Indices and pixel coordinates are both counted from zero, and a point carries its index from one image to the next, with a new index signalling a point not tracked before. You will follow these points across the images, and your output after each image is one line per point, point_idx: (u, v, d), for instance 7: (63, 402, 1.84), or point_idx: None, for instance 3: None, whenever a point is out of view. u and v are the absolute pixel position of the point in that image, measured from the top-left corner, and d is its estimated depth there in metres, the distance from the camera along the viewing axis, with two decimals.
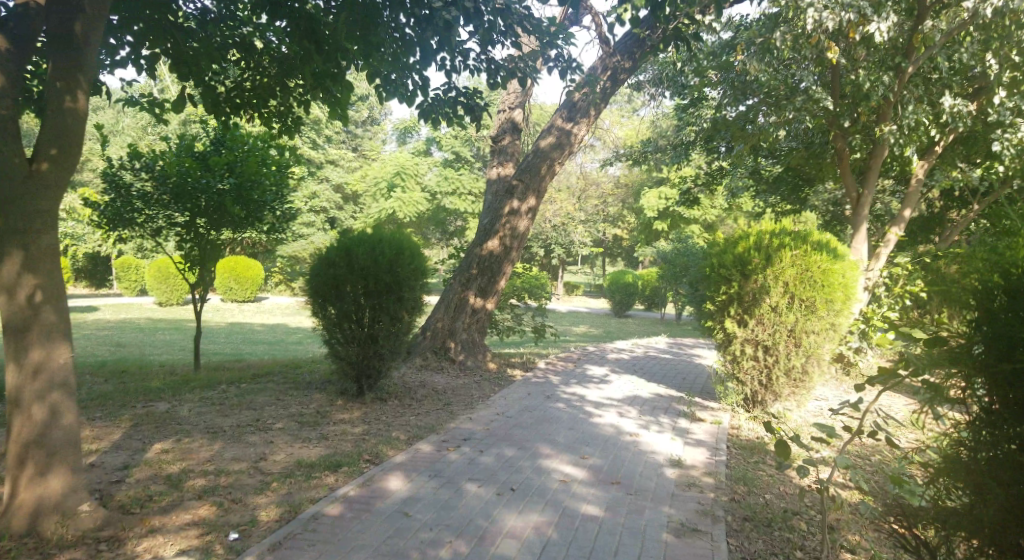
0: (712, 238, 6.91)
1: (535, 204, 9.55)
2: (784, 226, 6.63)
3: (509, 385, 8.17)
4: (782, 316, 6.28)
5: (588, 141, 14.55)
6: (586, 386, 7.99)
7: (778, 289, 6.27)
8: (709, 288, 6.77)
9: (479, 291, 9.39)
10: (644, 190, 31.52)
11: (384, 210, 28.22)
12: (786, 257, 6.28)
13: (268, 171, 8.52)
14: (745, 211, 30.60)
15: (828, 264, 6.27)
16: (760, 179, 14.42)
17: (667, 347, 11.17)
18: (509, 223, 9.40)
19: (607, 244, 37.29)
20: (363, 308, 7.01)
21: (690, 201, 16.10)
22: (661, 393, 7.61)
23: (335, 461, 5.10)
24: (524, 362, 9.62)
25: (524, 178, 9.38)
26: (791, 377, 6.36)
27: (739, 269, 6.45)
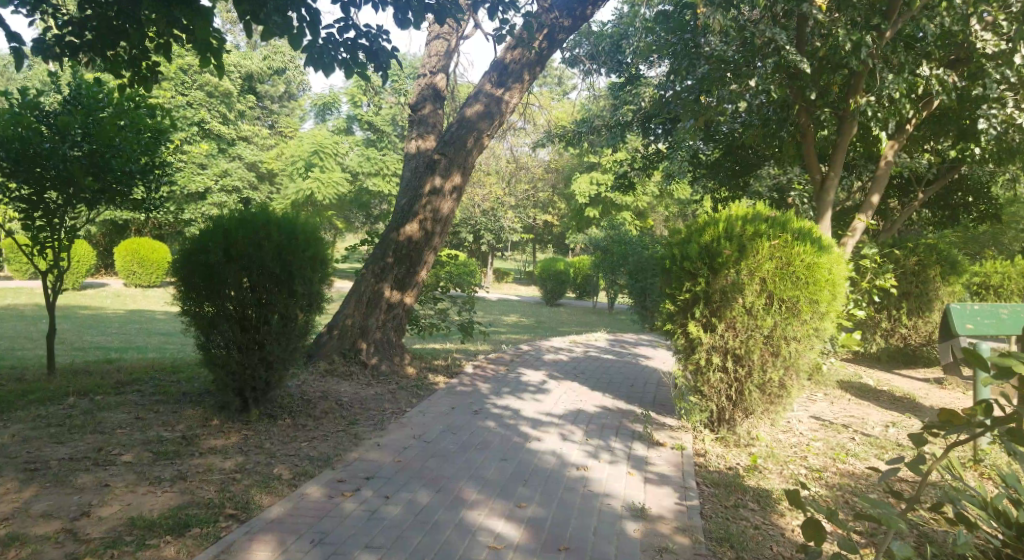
0: (673, 225, 5.89)
1: (460, 184, 8.25)
2: (758, 211, 5.63)
3: (432, 397, 6.97)
4: (758, 320, 5.33)
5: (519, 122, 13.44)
6: (519, 398, 6.84)
7: (753, 288, 5.31)
8: (669, 283, 5.78)
9: (397, 284, 8.14)
10: (575, 176, 31.01)
11: (301, 192, 26.51)
12: (764, 250, 5.31)
13: (135, 137, 6.81)
14: (675, 199, 30.58)
15: (813, 258, 5.31)
16: (699, 166, 13.56)
17: (609, 345, 10.12)
18: (429, 204, 8.10)
19: (537, 231, 36.35)
20: (247, 305, 5.67)
21: (625, 186, 15.22)
22: (608, 406, 6.56)
23: (186, 518, 3.75)
24: (447, 365, 8.38)
25: (448, 151, 8.13)
26: (765, 393, 5.49)
27: (707, 262, 5.46)
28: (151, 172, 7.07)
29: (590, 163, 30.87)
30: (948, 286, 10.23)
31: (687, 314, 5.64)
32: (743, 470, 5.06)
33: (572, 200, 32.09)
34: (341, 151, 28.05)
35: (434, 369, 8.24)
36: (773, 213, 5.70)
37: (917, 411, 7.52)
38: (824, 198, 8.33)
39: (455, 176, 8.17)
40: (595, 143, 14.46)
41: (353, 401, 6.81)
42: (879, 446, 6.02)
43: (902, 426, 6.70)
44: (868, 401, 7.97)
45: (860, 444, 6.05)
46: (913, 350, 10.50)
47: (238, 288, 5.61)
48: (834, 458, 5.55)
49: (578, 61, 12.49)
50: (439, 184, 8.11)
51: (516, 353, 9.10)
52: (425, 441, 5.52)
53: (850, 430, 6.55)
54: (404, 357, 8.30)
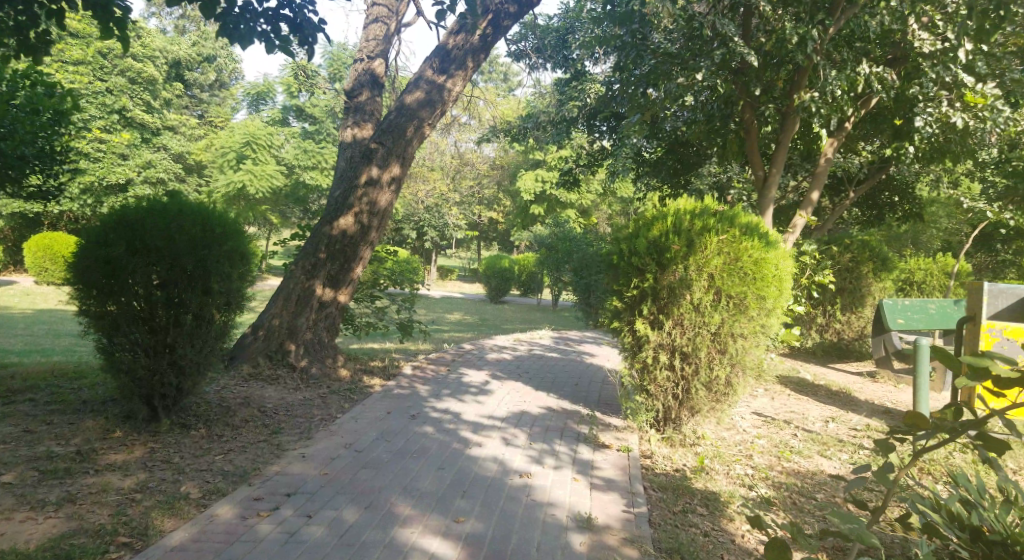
0: (621, 220, 5.63)
1: (399, 175, 7.82)
2: (707, 206, 5.42)
3: (365, 401, 6.53)
4: (706, 316, 5.11)
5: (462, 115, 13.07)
6: (458, 401, 6.46)
7: (700, 283, 5.08)
8: (615, 280, 5.53)
9: (329, 280, 7.66)
10: (520, 173, 30.76)
11: (232, 184, 25.46)
12: (711, 244, 5.10)
13: (30, 117, 6.13)
14: (619, 197, 30.69)
15: (761, 253, 5.13)
16: (642, 162, 13.44)
17: (551, 344, 9.80)
18: (364, 196, 7.64)
19: (481, 228, 35.97)
20: (154, 302, 5.14)
21: (570, 181, 15.01)
22: (553, 408, 6.26)
23: (68, 549, 3.28)
24: (381, 366, 7.94)
25: (386, 140, 7.68)
26: (712, 390, 5.27)
27: (654, 257, 5.23)
28: (51, 158, 6.45)
29: (534, 159, 30.66)
30: (879, 282, 10.39)
31: (633, 310, 5.39)
32: (690, 471, 4.81)
33: (516, 196, 31.82)
34: (276, 143, 27.06)
35: (367, 371, 7.78)
36: (721, 208, 5.51)
37: (855, 406, 7.40)
38: (766, 192, 8.24)
39: (393, 166, 7.73)
40: (540, 138, 14.19)
41: (278, 408, 6.33)
42: (821, 442, 5.81)
43: (842, 421, 6.53)
44: (811, 396, 7.91)
45: (803, 441, 5.82)
46: (848, 345, 10.57)
47: (147, 285, 5.10)
48: (778, 456, 5.29)
49: (523, 55, 12.19)
50: (377, 174, 7.66)
51: (455, 354, 8.72)
52: (356, 450, 5.11)
53: (792, 426, 6.32)
54: (336, 358, 7.82)
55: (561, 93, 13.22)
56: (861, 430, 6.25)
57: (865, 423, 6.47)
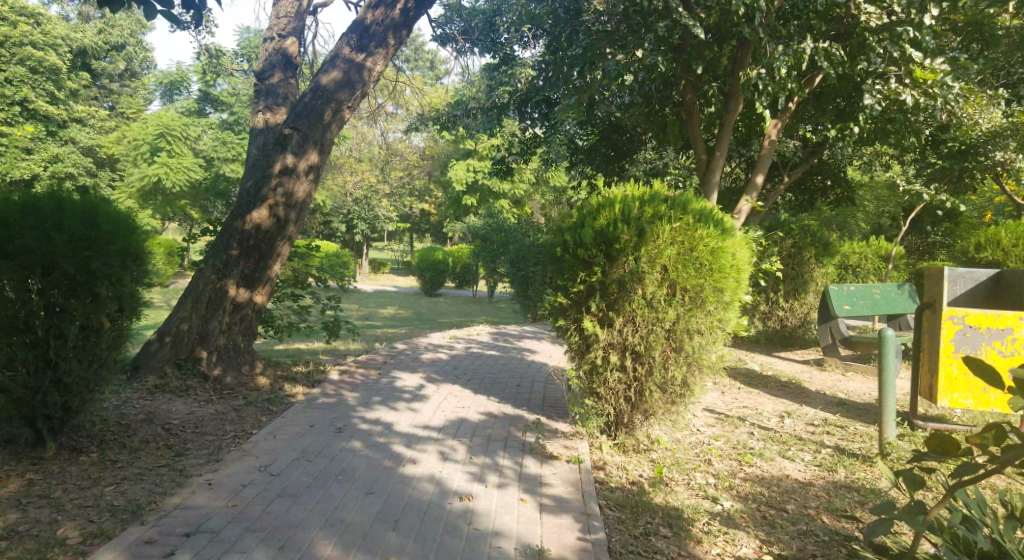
0: (566, 208, 5.14)
1: (316, 164, 7.13)
2: (657, 191, 4.96)
3: (285, 413, 5.81)
4: (659, 312, 4.66)
5: (388, 105, 12.40)
6: (389, 409, 5.83)
7: (653, 276, 4.63)
8: (559, 274, 5.03)
9: (243, 280, 6.91)
10: (451, 162, 30.14)
11: (145, 178, 23.90)
12: (664, 234, 4.65)
13: None
14: (552, 186, 30.48)
15: (717, 242, 4.72)
16: (576, 150, 12.99)
17: (490, 340, 9.25)
18: (279, 186, 6.91)
19: (414, 220, 35.09)
20: (29, 305, 4.32)
21: (502, 170, 14.52)
22: (495, 413, 5.73)
23: None
24: (306, 371, 7.22)
25: (301, 125, 6.98)
26: (668, 392, 4.84)
27: (602, 248, 4.76)
28: None
29: (466, 149, 30.02)
30: (820, 267, 10.26)
31: (580, 307, 4.91)
32: (648, 484, 4.36)
33: (448, 187, 31.11)
34: (192, 135, 25.59)
35: (290, 377, 7.05)
36: (672, 193, 5.07)
37: (807, 398, 7.16)
38: (709, 177, 7.91)
39: (310, 155, 7.04)
40: (471, 127, 13.58)
41: (187, 424, 5.51)
42: (781, 441, 5.53)
43: (799, 417, 6.32)
44: (759, 388, 7.65)
45: (762, 441, 5.51)
46: (791, 332, 10.40)
47: (22, 289, 4.30)
48: (739, 461, 4.96)
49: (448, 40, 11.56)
50: (292, 163, 6.95)
51: (387, 354, 8.08)
52: (271, 474, 4.42)
53: (750, 424, 6.04)
54: (254, 365, 7.06)
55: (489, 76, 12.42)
56: (818, 426, 6.06)
57: (822, 418, 6.30)
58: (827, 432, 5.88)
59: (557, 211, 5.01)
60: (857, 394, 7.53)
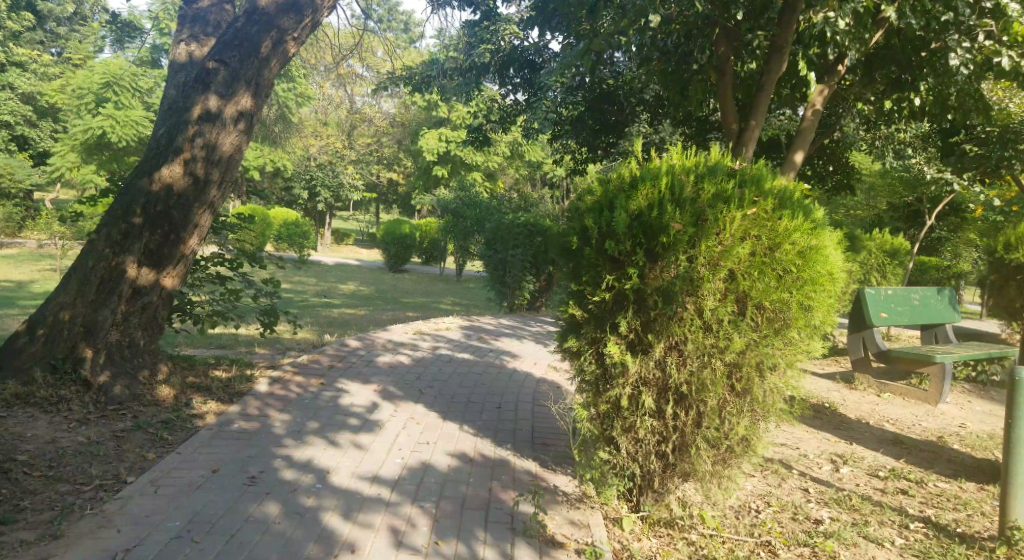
0: (586, 184, 3.68)
1: (252, 112, 5.44)
2: (720, 162, 3.53)
3: (182, 449, 4.14)
4: (720, 339, 3.23)
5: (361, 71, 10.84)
6: (326, 445, 4.28)
7: (712, 285, 3.21)
8: (573, 274, 3.57)
9: (149, 257, 5.08)
10: (423, 130, 28.52)
11: (89, 130, 21.69)
12: (733, 225, 3.22)
13: None
14: (528, 160, 29.17)
15: (808, 240, 3.31)
16: (561, 122, 11.41)
17: (460, 338, 7.67)
18: (197, 136, 5.15)
19: (379, 190, 33.16)
20: None
21: (478, 139, 13.27)
22: (468, 455, 4.27)
23: None
24: (226, 377, 5.58)
25: (230, 59, 5.29)
26: (720, 449, 3.42)
27: (637, 242, 3.30)
28: None
29: (437, 117, 28.21)
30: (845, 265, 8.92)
31: (602, 322, 3.45)
32: None
33: (417, 157, 29.28)
34: (143, 87, 23.39)
35: (202, 384, 5.37)
36: (736, 165, 3.63)
37: (856, 435, 5.76)
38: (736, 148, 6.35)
39: (243, 98, 5.34)
40: (445, 90, 12.26)
41: (39, 461, 3.85)
42: (850, 507, 4.11)
43: (857, 465, 4.92)
44: (812, 420, 6.09)
45: (827, 508, 4.09)
46: None
47: None
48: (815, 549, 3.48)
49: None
50: (219, 109, 5.22)
51: (332, 354, 6.45)
52: None
53: (801, 476, 4.64)
54: (156, 370, 5.29)
55: (468, 33, 11.37)
56: (885, 479, 4.69)
57: (887, 466, 4.95)
58: (902, 492, 4.48)
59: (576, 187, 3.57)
60: (910, 427, 6.17)
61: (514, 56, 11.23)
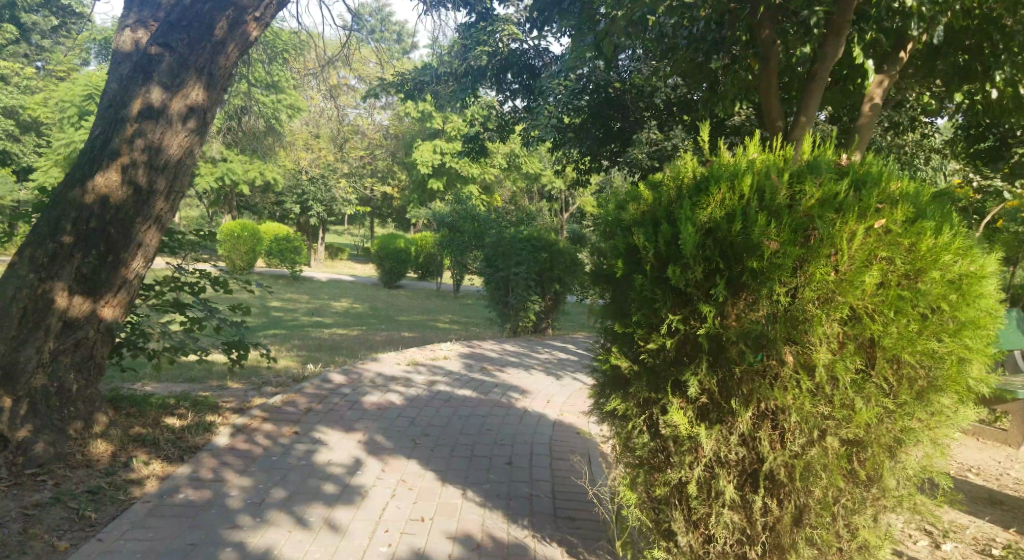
0: (641, 185, 2.90)
1: (206, 107, 4.56)
2: (832, 155, 2.73)
3: (105, 536, 3.21)
4: (837, 399, 2.47)
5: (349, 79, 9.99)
6: (292, 527, 3.35)
7: (825, 327, 2.44)
8: (620, 313, 2.82)
9: (84, 284, 4.17)
10: (417, 142, 27.80)
11: (70, 143, 20.75)
12: (854, 244, 2.44)
13: None
14: (526, 172, 28.55)
15: (955, 263, 2.53)
16: (564, 130, 10.49)
17: (461, 369, 6.74)
18: (137, 136, 4.26)
19: (374, 204, 32.31)
20: None
21: (474, 149, 12.44)
22: (476, 536, 3.39)
23: None
24: (180, 427, 4.60)
25: (177, 43, 4.43)
26: (824, 545, 2.63)
27: (713, 268, 2.54)
28: None
29: (433, 128, 27.52)
30: None
31: (662, 376, 2.69)
32: None
33: (413, 170, 28.48)
34: None
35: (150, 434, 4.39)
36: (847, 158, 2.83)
37: None
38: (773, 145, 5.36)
39: (195, 90, 4.46)
40: (440, 97, 11.44)
41: None
42: None
43: (960, 539, 3.98)
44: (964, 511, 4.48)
45: None
46: None
47: None
48: None
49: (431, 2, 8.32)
50: (163, 103, 4.34)
51: (312, 394, 5.48)
52: None
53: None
54: (91, 422, 4.32)
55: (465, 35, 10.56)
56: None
57: (998, 540, 4.00)
58: None
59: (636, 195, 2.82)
60: (998, 479, 5.23)
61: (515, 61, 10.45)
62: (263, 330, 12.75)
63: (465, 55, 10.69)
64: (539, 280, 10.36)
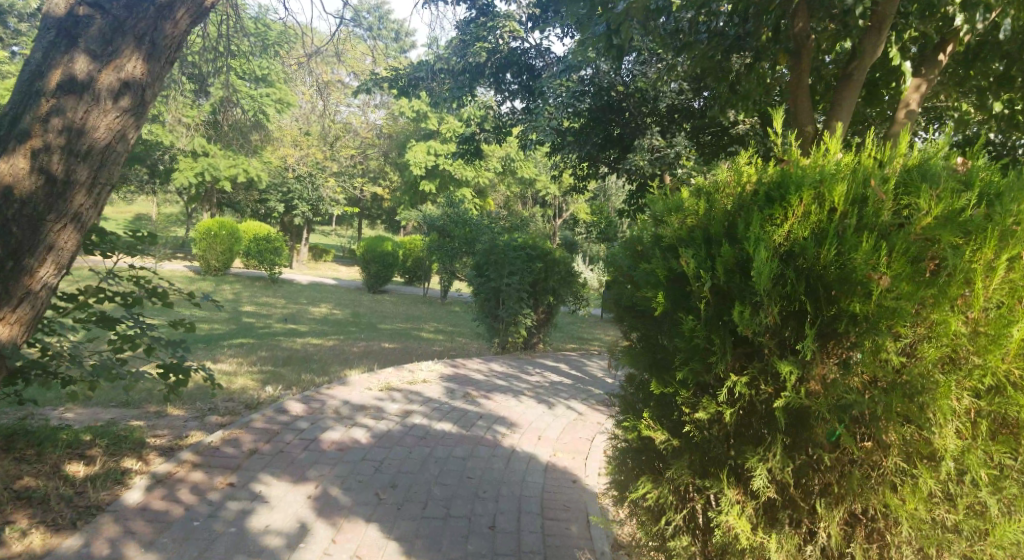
0: (696, 190, 2.28)
1: (147, 84, 3.51)
2: (949, 154, 2.08)
3: None
4: (967, 492, 1.84)
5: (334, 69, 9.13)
6: None
7: (954, 401, 1.82)
8: (653, 366, 2.19)
9: None
10: (408, 144, 26.96)
11: None
12: (995, 281, 1.81)
13: None
14: (519, 177, 27.78)
15: None
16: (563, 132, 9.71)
17: (441, 397, 5.87)
18: (54, 114, 3.26)
19: (361, 206, 31.39)
20: None
21: (467, 150, 11.57)
22: None
23: None
24: (85, 477, 3.70)
25: (110, 0, 3.40)
26: None
27: (795, 309, 1.93)
28: None
29: (425, 129, 26.74)
30: None
31: (715, 454, 2.05)
32: None
33: (402, 172, 27.55)
34: None
35: (40, 487, 3.50)
36: (965, 160, 2.18)
37: None
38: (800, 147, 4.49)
39: (132, 61, 3.41)
40: (433, 93, 10.59)
41: None
42: None
43: None
44: None
45: None
46: None
47: None
48: None
49: None
50: (90, 75, 3.31)
51: (261, 430, 4.59)
52: None
53: None
54: None
55: (462, 29, 9.82)
56: None
57: None
58: None
59: (686, 209, 2.20)
60: None
61: (513, 58, 9.69)
62: (231, 337, 11.79)
63: (460, 48, 9.86)
64: (531, 291, 9.50)
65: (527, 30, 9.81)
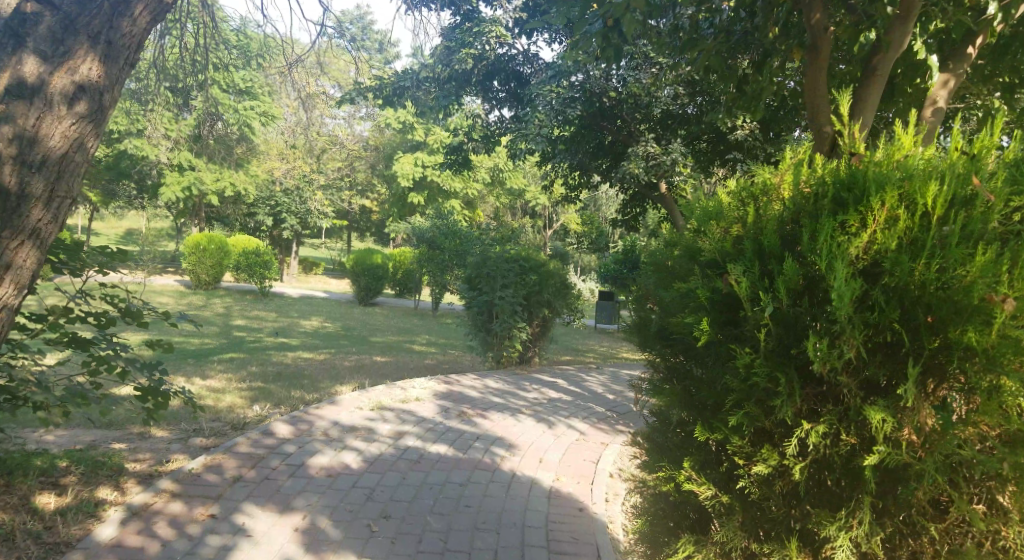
0: (751, 200, 2.17)
1: (106, 87, 3.26)
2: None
3: None
4: None
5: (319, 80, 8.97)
6: None
7: None
8: (693, 408, 2.21)
9: None
10: (397, 155, 26.80)
11: None
12: None
13: None
14: (508, 188, 27.67)
15: None
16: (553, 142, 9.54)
17: (435, 416, 5.64)
18: (2, 121, 3.04)
19: (351, 218, 31.16)
20: None
21: (456, 161, 11.39)
22: None
23: None
24: (53, 511, 3.44)
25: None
26: None
27: (885, 339, 1.81)
28: None
29: (414, 140, 26.60)
30: None
31: (772, 514, 2.00)
32: None
33: (391, 183, 27.39)
34: None
35: (6, 522, 3.25)
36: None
37: None
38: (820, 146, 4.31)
39: (87, 62, 3.19)
40: (420, 104, 10.41)
41: None
42: None
43: None
44: None
45: None
46: None
47: None
48: None
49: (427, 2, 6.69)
50: (40, 78, 3.11)
51: (245, 454, 4.36)
52: None
53: None
54: None
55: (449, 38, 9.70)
56: None
57: None
58: None
59: (746, 223, 2.09)
60: None
61: (501, 66, 9.56)
62: (219, 352, 11.52)
63: (446, 57, 9.70)
64: (525, 304, 9.28)
65: (515, 38, 9.68)
